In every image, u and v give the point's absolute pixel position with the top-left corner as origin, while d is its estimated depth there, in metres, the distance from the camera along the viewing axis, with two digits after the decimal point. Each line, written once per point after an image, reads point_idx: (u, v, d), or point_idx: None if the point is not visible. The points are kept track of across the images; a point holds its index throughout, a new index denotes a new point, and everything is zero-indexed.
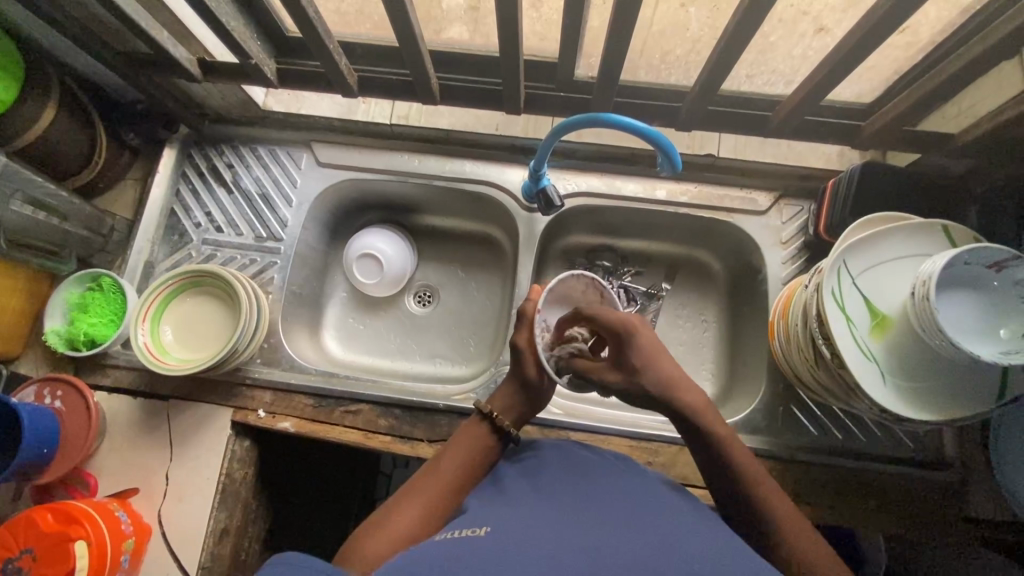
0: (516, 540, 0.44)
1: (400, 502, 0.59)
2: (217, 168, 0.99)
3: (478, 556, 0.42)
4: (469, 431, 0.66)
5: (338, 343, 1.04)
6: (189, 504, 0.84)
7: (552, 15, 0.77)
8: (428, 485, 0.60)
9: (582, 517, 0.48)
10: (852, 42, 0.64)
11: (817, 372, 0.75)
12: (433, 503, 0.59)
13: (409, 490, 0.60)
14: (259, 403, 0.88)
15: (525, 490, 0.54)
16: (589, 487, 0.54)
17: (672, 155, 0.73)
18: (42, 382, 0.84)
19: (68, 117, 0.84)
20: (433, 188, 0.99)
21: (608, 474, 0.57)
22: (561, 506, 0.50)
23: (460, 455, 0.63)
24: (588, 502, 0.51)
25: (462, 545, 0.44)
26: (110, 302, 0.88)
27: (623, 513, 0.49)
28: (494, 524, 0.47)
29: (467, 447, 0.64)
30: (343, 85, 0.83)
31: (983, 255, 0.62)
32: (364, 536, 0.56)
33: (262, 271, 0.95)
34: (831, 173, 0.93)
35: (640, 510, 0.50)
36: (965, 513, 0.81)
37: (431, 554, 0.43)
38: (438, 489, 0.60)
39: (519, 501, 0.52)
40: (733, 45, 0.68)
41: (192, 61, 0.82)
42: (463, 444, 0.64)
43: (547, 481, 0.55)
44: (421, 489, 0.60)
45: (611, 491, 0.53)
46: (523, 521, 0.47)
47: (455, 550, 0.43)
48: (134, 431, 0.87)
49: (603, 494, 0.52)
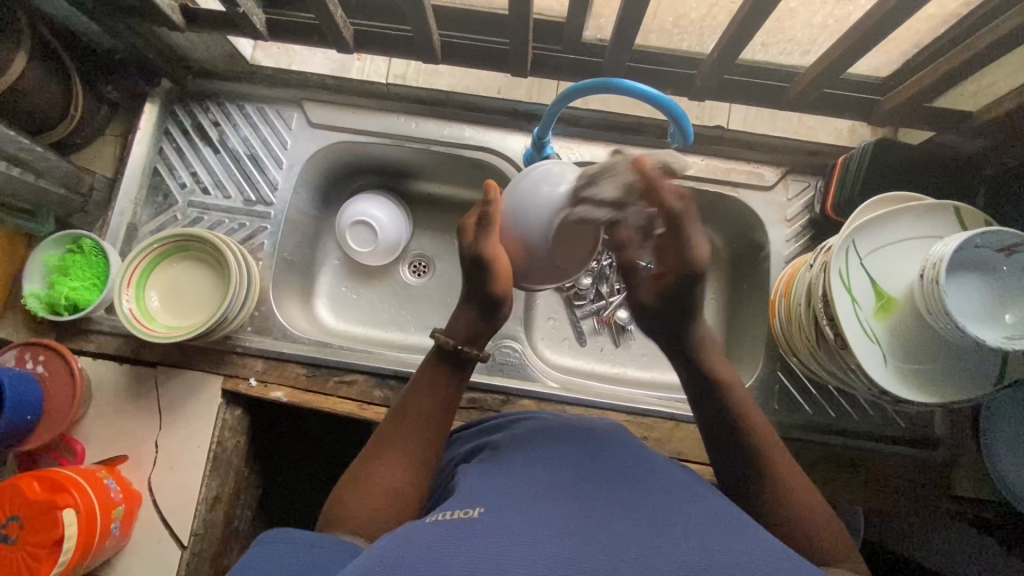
0: (516, 515, 0.42)
1: (375, 458, 0.57)
2: (202, 126, 0.94)
3: (475, 535, 0.40)
4: (431, 374, 0.63)
5: (330, 311, 1.02)
6: (180, 472, 0.82)
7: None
8: (402, 437, 0.58)
9: (585, 487, 0.47)
10: (883, 13, 0.61)
11: (818, 352, 0.75)
12: (407, 452, 0.57)
13: (382, 443, 0.58)
14: (250, 371, 0.86)
15: (527, 460, 0.53)
16: (592, 461, 0.52)
17: (685, 126, 0.70)
18: (23, 347, 0.81)
19: (38, 66, 0.78)
20: (430, 153, 0.95)
21: (612, 449, 0.55)
22: (563, 482, 0.48)
23: (429, 401, 0.61)
24: (592, 479, 0.49)
25: (455, 526, 0.41)
26: (92, 266, 0.85)
27: (627, 485, 0.48)
28: (487, 503, 0.45)
29: (432, 391, 0.62)
30: (338, 40, 0.77)
31: (996, 239, 0.61)
32: (344, 499, 0.54)
33: (252, 237, 0.91)
34: (841, 149, 0.91)
35: (642, 482, 0.49)
36: (950, 491, 0.83)
37: (426, 531, 0.41)
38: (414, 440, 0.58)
39: (517, 469, 0.51)
40: (755, 9, 0.64)
41: (174, 7, 0.75)
42: (429, 387, 0.62)
43: (550, 454, 0.53)
44: (394, 441, 0.58)
45: (615, 465, 0.51)
46: (522, 497, 0.45)
47: (453, 529, 0.41)
48: (121, 399, 0.85)
49: (604, 466, 0.51)
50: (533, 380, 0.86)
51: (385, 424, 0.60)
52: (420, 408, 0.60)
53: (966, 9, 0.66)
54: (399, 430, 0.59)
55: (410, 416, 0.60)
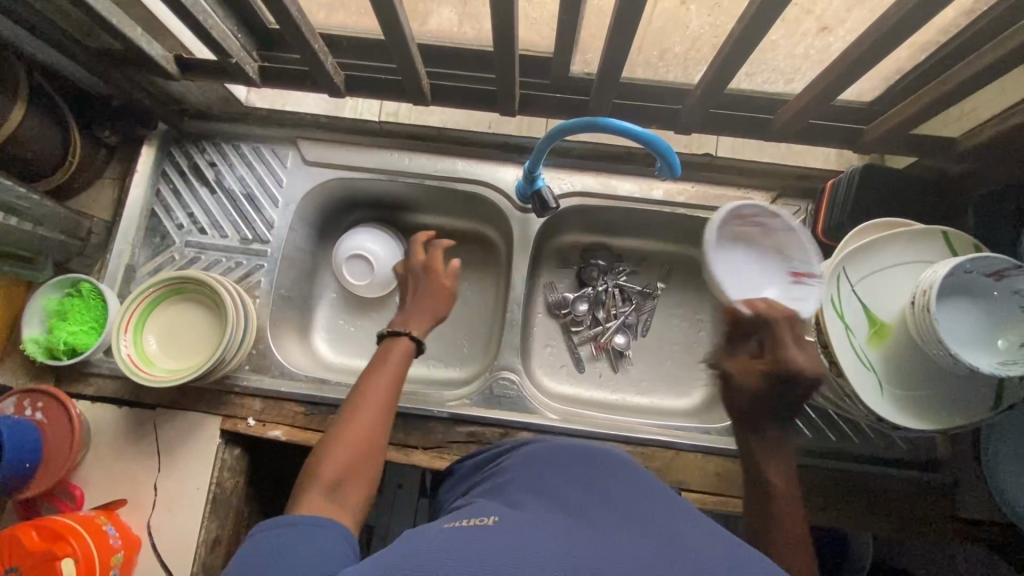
0: (526, 524, 0.44)
1: (337, 437, 0.61)
2: (199, 167, 0.95)
3: (481, 541, 0.42)
4: (386, 355, 0.70)
5: (329, 345, 1.02)
6: (179, 515, 0.82)
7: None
8: (363, 419, 0.63)
9: (590, 500, 0.49)
10: (862, 48, 0.62)
11: (814, 378, 0.75)
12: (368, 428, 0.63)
13: (344, 425, 0.62)
14: (248, 411, 0.86)
15: (533, 483, 0.54)
16: (595, 476, 0.54)
17: (672, 161, 0.71)
18: (22, 394, 0.81)
19: (37, 116, 0.79)
20: (424, 188, 0.97)
21: (610, 469, 0.56)
22: (562, 506, 0.49)
23: (383, 383, 0.66)
24: (592, 496, 0.50)
25: (473, 531, 0.44)
26: (90, 310, 0.85)
27: (633, 499, 0.50)
28: (502, 513, 0.47)
29: (387, 375, 0.68)
30: (329, 85, 0.79)
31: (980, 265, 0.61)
32: (310, 479, 0.57)
33: (249, 275, 0.92)
34: (830, 173, 0.92)
35: (642, 496, 0.50)
36: (954, 513, 0.82)
37: (442, 536, 0.43)
38: (374, 421, 0.63)
39: (521, 492, 0.53)
40: (736, 47, 0.65)
41: (169, 58, 0.77)
42: (381, 367, 0.68)
43: (550, 478, 0.54)
44: (357, 419, 0.63)
45: (612, 486, 0.52)
46: (532, 512, 0.47)
47: (469, 533, 0.43)
48: (120, 441, 0.85)
49: (606, 482, 0.53)
50: (531, 412, 0.86)
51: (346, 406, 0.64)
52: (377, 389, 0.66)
53: (943, 39, 0.67)
54: (361, 413, 0.63)
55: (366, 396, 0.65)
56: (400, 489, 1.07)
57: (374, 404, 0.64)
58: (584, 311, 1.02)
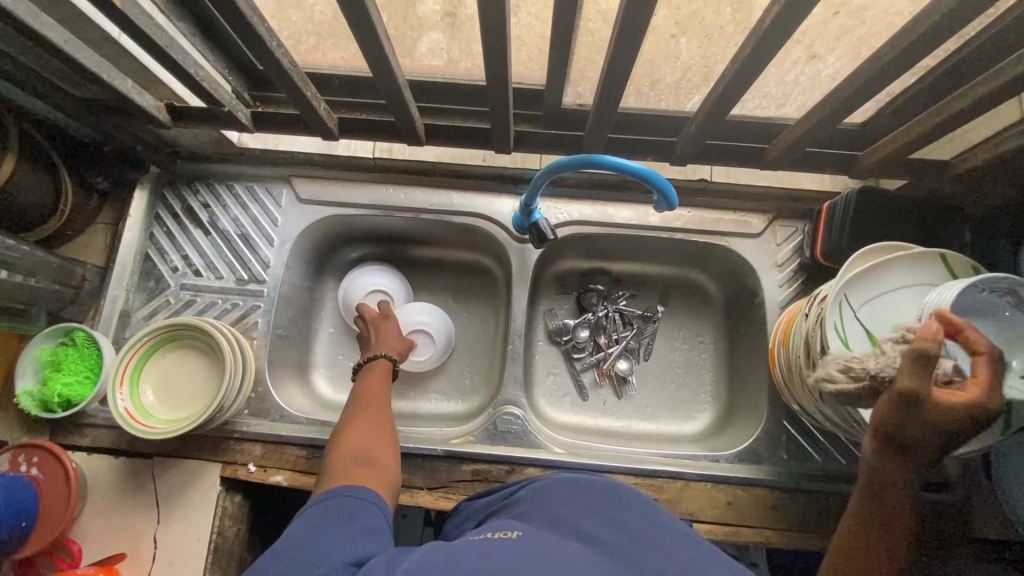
0: (547, 544, 0.47)
1: (348, 435, 0.67)
2: (192, 209, 0.95)
3: (510, 556, 0.44)
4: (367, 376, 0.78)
5: (328, 382, 1.01)
6: (180, 567, 0.80)
7: (532, 22, 0.72)
8: (368, 418, 0.70)
9: (605, 524, 0.52)
10: (850, 81, 0.63)
11: (822, 405, 0.74)
12: (368, 431, 0.67)
13: (353, 426, 0.68)
14: (248, 457, 0.84)
15: (547, 507, 0.57)
16: (610, 501, 0.57)
17: (669, 194, 0.71)
18: (17, 449, 0.79)
19: (28, 168, 0.78)
20: (421, 221, 0.96)
21: (621, 499, 0.57)
22: (582, 532, 0.51)
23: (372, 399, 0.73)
24: (609, 527, 0.51)
25: (498, 544, 0.47)
26: (85, 359, 0.84)
27: (647, 525, 0.52)
28: (523, 534, 0.50)
29: (378, 384, 0.77)
30: (323, 128, 0.79)
31: (1007, 286, 0.60)
32: (333, 464, 0.61)
33: (245, 316, 0.91)
34: (825, 193, 0.92)
35: (653, 523, 0.53)
36: (968, 533, 0.82)
37: (469, 547, 0.46)
38: (380, 419, 0.70)
39: (538, 516, 0.55)
40: (729, 82, 0.65)
41: (160, 107, 0.76)
42: (368, 387, 0.76)
43: (570, 505, 0.56)
44: (357, 427, 0.68)
45: (624, 518, 0.53)
46: (552, 535, 0.50)
47: (494, 547, 0.46)
48: (118, 493, 0.83)
49: (621, 505, 0.56)
50: (536, 447, 0.85)
51: (348, 414, 0.71)
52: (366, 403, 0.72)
53: None
54: (365, 415, 0.70)
55: (359, 411, 0.71)
56: (404, 519, 1.04)
57: (375, 408, 0.72)
58: (586, 338, 1.01)
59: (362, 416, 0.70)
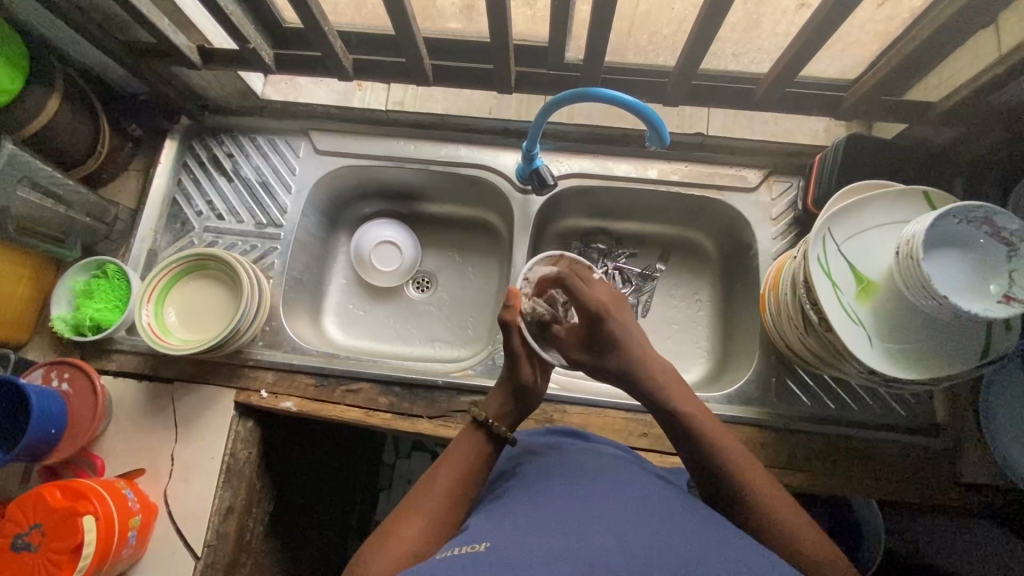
0: (518, 547, 0.45)
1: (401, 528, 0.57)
2: (217, 158, 1.01)
3: (477, 569, 0.42)
4: (466, 440, 0.66)
5: (339, 328, 1.06)
6: (194, 483, 0.85)
7: None
8: (438, 496, 0.60)
9: (583, 513, 0.50)
10: (828, 19, 0.66)
11: (808, 340, 0.76)
12: (436, 514, 0.58)
13: (423, 502, 0.59)
14: (261, 384, 0.89)
15: (522, 493, 0.56)
16: (586, 488, 0.54)
17: (660, 129, 0.75)
18: (49, 365, 0.86)
19: (72, 108, 0.86)
20: (429, 173, 1.01)
21: (589, 465, 0.60)
22: (550, 511, 0.51)
23: (460, 468, 0.63)
24: (574, 501, 0.52)
25: (464, 560, 0.45)
26: (114, 288, 0.90)
27: (623, 515, 0.49)
28: (494, 538, 0.47)
29: (463, 459, 0.64)
30: (339, 69, 0.85)
31: (983, 214, 0.63)
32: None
33: (263, 257, 0.97)
34: (819, 149, 0.95)
35: (631, 511, 0.50)
36: (957, 477, 0.82)
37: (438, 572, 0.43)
38: (447, 498, 0.60)
39: (520, 503, 0.54)
40: (711, 24, 0.70)
41: (192, 48, 0.83)
42: (465, 455, 0.64)
43: (540, 485, 0.56)
44: (423, 505, 0.59)
45: (589, 484, 0.55)
46: (522, 528, 0.48)
47: (459, 566, 0.43)
48: (140, 413, 0.89)
49: (599, 492, 0.53)
50: None
51: (430, 475, 0.63)
52: (449, 477, 0.62)
53: (916, 8, 0.71)
54: (443, 484, 0.61)
55: (441, 483, 0.61)
56: None
57: (455, 485, 0.61)
58: None
59: (443, 482, 0.61)
